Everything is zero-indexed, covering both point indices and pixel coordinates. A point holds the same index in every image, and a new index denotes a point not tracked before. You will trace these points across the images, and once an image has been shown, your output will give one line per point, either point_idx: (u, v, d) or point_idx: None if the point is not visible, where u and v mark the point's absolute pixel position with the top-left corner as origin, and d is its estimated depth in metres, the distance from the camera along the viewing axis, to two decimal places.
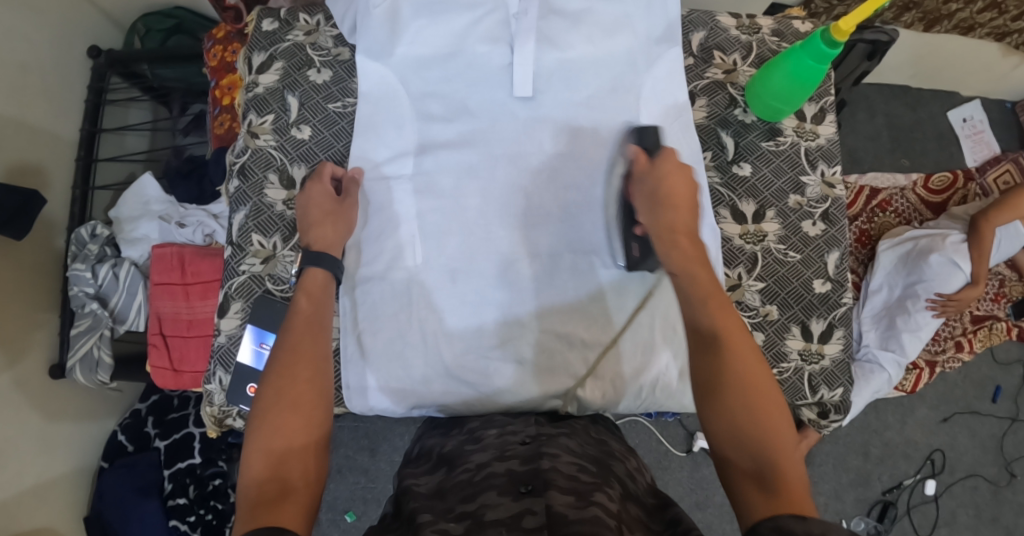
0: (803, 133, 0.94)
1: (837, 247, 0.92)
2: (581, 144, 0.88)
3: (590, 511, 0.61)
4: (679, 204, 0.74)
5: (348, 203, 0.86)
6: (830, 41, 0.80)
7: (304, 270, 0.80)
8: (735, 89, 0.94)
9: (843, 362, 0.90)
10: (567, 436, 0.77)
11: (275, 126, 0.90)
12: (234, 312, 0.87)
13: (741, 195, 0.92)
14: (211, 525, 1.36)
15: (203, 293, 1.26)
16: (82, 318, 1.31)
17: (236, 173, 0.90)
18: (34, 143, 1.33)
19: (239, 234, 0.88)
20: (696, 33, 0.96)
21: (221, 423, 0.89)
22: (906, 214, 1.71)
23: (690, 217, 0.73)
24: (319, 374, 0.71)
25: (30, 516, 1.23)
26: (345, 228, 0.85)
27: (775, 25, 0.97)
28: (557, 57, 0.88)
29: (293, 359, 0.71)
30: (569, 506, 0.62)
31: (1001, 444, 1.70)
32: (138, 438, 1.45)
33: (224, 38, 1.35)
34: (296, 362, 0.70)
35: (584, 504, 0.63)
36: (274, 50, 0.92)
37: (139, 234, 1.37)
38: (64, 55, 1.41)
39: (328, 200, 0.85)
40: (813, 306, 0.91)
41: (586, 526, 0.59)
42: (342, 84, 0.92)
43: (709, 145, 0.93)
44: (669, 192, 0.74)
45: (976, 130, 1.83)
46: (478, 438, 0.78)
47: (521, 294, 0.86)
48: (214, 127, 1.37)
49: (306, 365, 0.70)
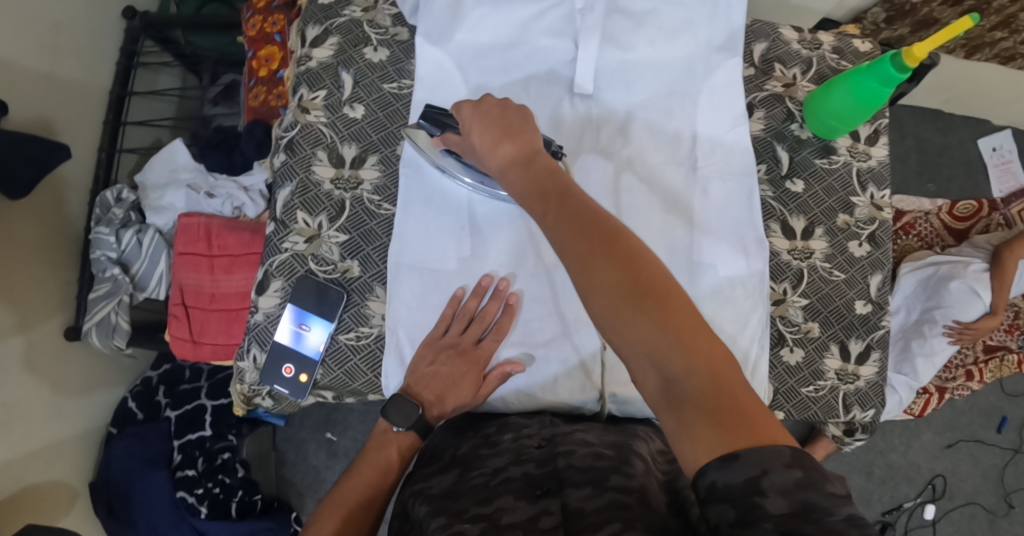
0: (856, 153, 0.93)
1: (881, 269, 0.92)
2: (636, 147, 0.88)
3: (606, 497, 0.63)
4: (513, 135, 0.70)
5: (483, 389, 0.85)
6: (900, 65, 0.79)
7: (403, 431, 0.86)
8: (793, 104, 0.93)
9: (877, 383, 0.90)
10: (583, 432, 0.78)
11: (327, 102, 0.89)
12: (273, 291, 0.86)
13: (792, 210, 0.91)
14: (218, 499, 1.37)
15: (228, 266, 1.25)
16: (102, 283, 1.31)
17: (283, 147, 0.88)
18: (63, 101, 1.31)
19: (284, 210, 0.87)
20: (758, 43, 0.94)
21: (250, 401, 0.89)
22: (928, 238, 1.71)
23: (529, 143, 0.69)
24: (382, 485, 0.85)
25: (35, 479, 1.22)
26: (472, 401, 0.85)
27: (835, 42, 0.96)
28: (619, 57, 0.87)
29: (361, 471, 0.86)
30: (584, 499, 0.64)
31: (1002, 475, 1.71)
32: (148, 406, 1.43)
33: (263, 9, 1.33)
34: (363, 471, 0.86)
35: (599, 492, 0.64)
36: (329, 24, 0.90)
37: (165, 203, 1.35)
38: (99, 16, 1.39)
39: (468, 378, 0.84)
40: (852, 326, 0.90)
41: (602, 515, 0.61)
42: (399, 65, 0.90)
43: (764, 158, 0.92)
44: (499, 127, 0.71)
45: (1004, 161, 1.82)
46: (492, 442, 0.78)
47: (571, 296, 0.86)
48: (248, 99, 1.35)
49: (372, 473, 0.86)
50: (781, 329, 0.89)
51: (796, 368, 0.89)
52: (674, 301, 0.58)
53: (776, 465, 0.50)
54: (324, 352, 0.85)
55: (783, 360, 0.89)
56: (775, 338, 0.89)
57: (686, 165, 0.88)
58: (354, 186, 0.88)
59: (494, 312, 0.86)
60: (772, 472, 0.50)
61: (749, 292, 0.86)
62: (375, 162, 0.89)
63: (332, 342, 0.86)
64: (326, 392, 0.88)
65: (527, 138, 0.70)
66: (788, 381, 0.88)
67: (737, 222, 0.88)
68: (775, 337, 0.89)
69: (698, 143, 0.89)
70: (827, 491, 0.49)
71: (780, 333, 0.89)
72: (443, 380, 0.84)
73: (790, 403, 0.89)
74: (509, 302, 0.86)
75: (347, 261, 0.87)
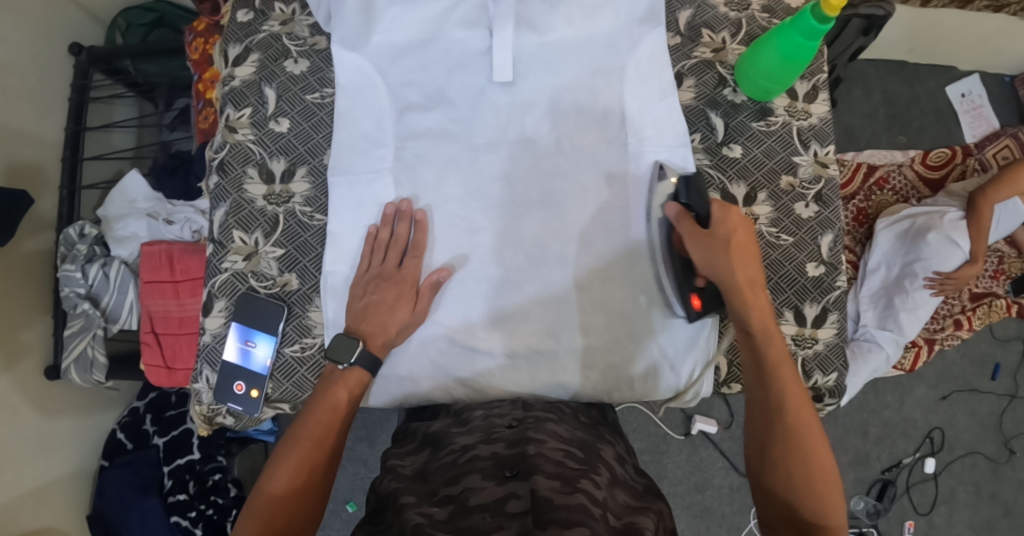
0: (795, 112, 0.92)
1: (832, 229, 0.91)
2: (568, 129, 0.88)
3: (575, 498, 0.61)
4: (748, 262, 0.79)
5: (420, 304, 0.85)
6: (820, 16, 0.77)
7: (353, 368, 0.81)
8: (724, 68, 0.93)
9: (837, 345, 0.89)
10: (554, 422, 0.77)
11: (253, 120, 0.90)
12: (218, 310, 0.87)
13: (732, 177, 0.90)
14: (213, 520, 1.36)
15: (192, 290, 1.25)
16: (75, 319, 1.31)
17: (216, 169, 0.89)
18: (19, 144, 1.30)
19: (220, 231, 0.88)
20: (683, 11, 0.94)
21: (211, 420, 0.90)
22: (904, 192, 1.68)
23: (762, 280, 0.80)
24: (337, 423, 0.79)
25: (31, 518, 1.23)
26: (416, 319, 0.85)
27: (764, 1, 0.95)
28: (537, 41, 0.88)
29: (319, 411, 0.79)
30: (554, 491, 0.62)
31: (1000, 421, 1.68)
32: (136, 436, 1.44)
33: (205, 31, 1.32)
34: (320, 413, 0.78)
35: (570, 490, 0.62)
36: (250, 41, 0.91)
37: (127, 233, 1.35)
38: (45, 53, 1.37)
39: (401, 299, 0.84)
40: (806, 290, 0.89)
41: (571, 514, 0.59)
42: (320, 74, 0.91)
43: (698, 127, 0.91)
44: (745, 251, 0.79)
45: (974, 106, 1.79)
46: (464, 420, 0.80)
47: (508, 286, 0.86)
48: (199, 121, 1.32)
49: (328, 414, 0.79)
50: None
51: None
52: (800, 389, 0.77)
53: None
54: (273, 366, 0.86)
55: None
56: None
57: (618, 143, 0.88)
58: (286, 200, 0.88)
59: (404, 233, 0.86)
60: None
61: None
62: (304, 174, 0.89)
63: (279, 356, 0.86)
64: (281, 404, 0.87)
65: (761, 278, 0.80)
66: None
67: None
68: None
69: (627, 119, 0.88)
70: None
71: None
72: (379, 309, 0.83)
73: None
74: (417, 219, 0.86)
75: (286, 274, 0.87)
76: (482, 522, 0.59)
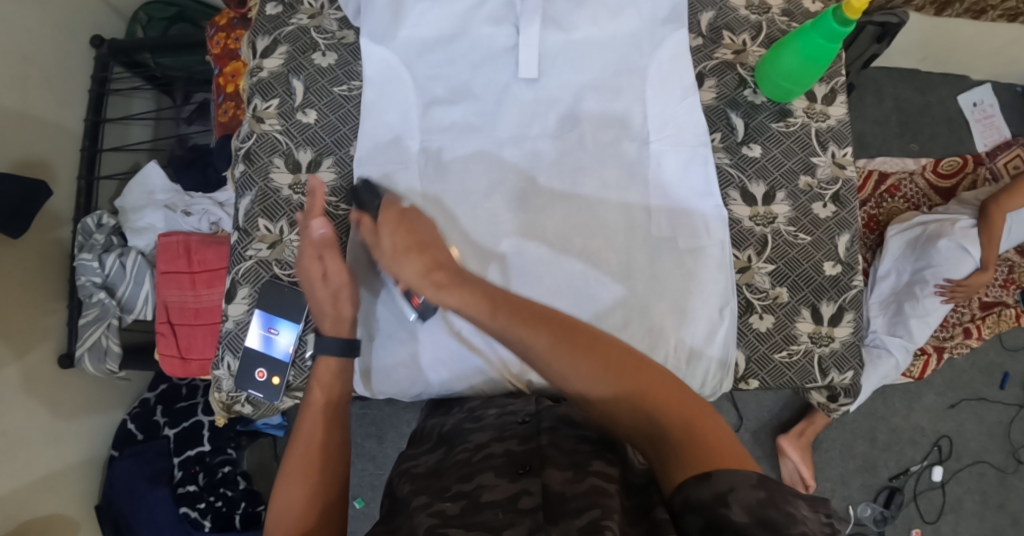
0: (814, 113, 0.93)
1: (848, 229, 0.91)
2: (590, 129, 0.89)
3: (586, 483, 0.62)
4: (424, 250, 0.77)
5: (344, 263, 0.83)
6: (842, 19, 0.79)
7: (317, 358, 0.82)
8: (744, 70, 0.94)
9: (853, 344, 0.90)
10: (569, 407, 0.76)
11: (280, 110, 0.91)
12: (241, 298, 0.88)
13: (751, 175, 0.91)
14: (221, 512, 1.36)
15: (209, 281, 1.25)
16: (90, 308, 1.32)
17: (242, 158, 0.90)
18: (39, 133, 1.31)
19: (246, 219, 0.89)
20: (704, 13, 0.95)
21: (230, 408, 0.91)
22: (915, 199, 1.68)
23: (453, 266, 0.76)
24: (328, 424, 0.80)
25: (41, 506, 1.24)
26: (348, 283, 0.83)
27: (784, 5, 0.96)
28: (562, 39, 0.89)
29: (306, 416, 0.80)
30: (565, 482, 0.63)
31: (1008, 431, 1.68)
32: (147, 427, 1.44)
33: (226, 25, 1.33)
34: (307, 417, 0.80)
35: (581, 476, 0.63)
36: (278, 34, 0.93)
37: (143, 224, 1.36)
38: (67, 45, 1.38)
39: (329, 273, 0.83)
40: (823, 288, 0.90)
41: (585, 501, 0.59)
42: (347, 67, 0.92)
43: (718, 126, 0.92)
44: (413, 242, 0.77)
45: (986, 115, 1.79)
46: (477, 417, 0.81)
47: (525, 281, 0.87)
48: (218, 115, 1.34)
49: (315, 417, 0.80)
50: (749, 296, 0.89)
51: (767, 334, 0.89)
52: (611, 350, 0.69)
53: (744, 484, 0.56)
54: (294, 353, 0.87)
55: (753, 327, 0.89)
56: (743, 306, 0.89)
57: (639, 141, 0.89)
58: None
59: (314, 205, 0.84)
60: (738, 488, 0.56)
61: (713, 263, 0.87)
62: (330, 164, 0.90)
63: (301, 343, 0.88)
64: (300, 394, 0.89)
65: (437, 254, 0.77)
66: (760, 347, 0.89)
67: (693, 193, 0.89)
68: (743, 306, 0.89)
69: (648, 120, 0.90)
70: (786, 507, 0.54)
71: (747, 300, 0.89)
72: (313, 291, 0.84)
73: (764, 370, 0.88)
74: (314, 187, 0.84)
75: None
76: (494, 518, 0.61)
